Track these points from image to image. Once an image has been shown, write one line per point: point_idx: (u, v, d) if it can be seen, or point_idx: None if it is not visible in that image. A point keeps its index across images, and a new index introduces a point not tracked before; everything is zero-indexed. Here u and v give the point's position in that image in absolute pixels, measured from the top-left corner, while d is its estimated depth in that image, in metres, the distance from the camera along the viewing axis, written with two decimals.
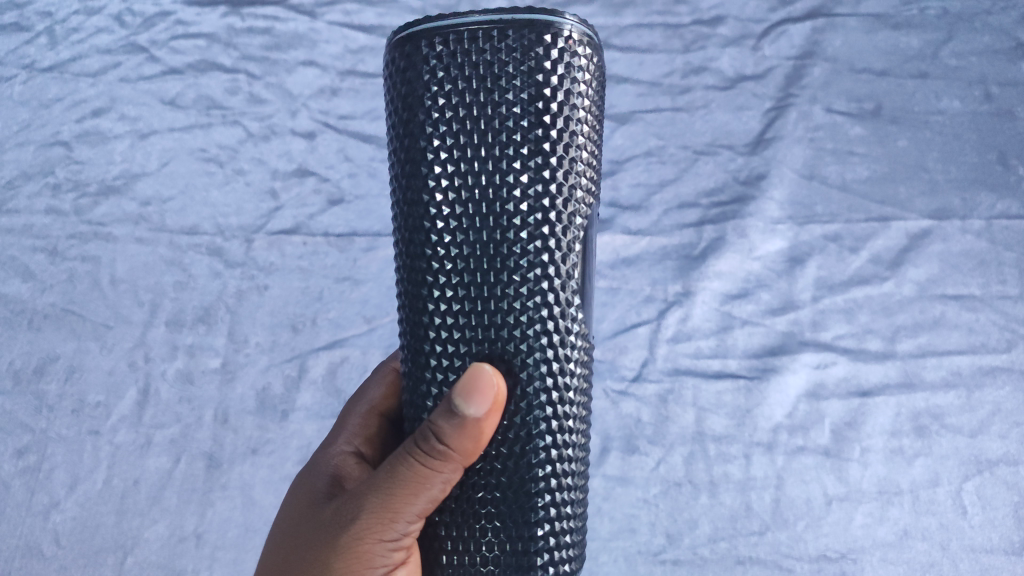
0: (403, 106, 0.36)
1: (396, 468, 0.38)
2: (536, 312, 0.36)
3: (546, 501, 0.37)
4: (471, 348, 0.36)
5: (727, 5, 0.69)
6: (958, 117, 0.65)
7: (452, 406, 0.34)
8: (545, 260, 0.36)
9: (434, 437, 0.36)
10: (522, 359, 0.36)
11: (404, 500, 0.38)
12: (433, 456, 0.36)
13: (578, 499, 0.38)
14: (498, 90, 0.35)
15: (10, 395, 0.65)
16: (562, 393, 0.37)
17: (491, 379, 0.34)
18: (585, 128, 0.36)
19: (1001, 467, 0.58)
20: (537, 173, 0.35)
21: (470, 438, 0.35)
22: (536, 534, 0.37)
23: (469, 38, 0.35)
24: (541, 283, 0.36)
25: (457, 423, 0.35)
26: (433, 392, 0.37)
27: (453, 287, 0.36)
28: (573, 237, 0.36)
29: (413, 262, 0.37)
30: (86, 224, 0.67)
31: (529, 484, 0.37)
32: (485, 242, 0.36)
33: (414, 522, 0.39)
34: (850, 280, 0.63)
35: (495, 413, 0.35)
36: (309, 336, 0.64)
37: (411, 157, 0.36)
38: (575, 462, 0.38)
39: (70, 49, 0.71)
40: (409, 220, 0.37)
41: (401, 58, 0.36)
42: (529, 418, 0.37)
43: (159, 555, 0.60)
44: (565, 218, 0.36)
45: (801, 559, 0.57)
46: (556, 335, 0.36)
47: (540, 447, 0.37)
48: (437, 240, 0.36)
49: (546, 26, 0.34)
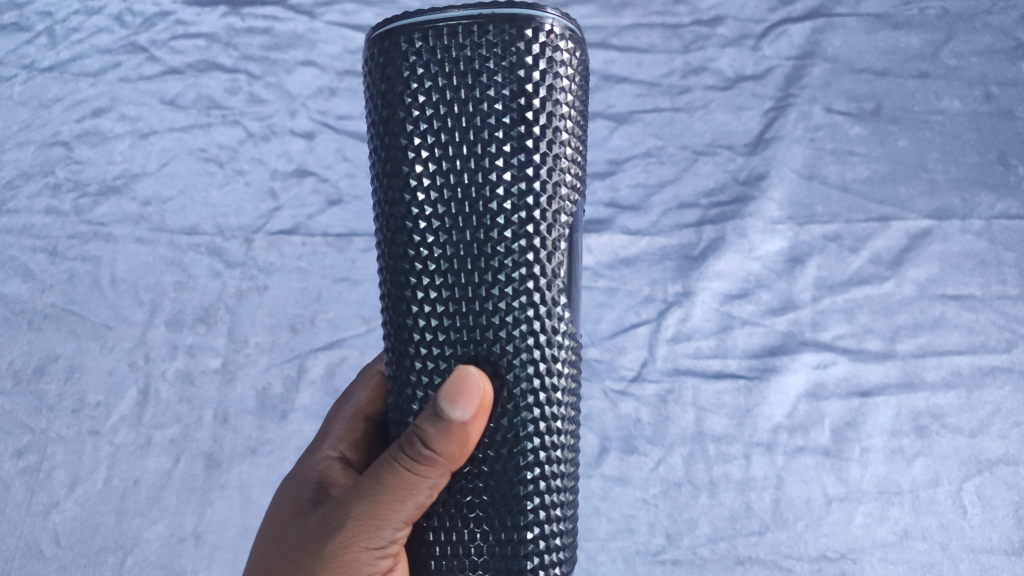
0: (383, 103, 0.36)
1: (383, 474, 0.38)
2: (522, 312, 0.36)
3: (535, 504, 0.37)
4: (456, 349, 0.36)
5: (726, 5, 0.69)
6: (958, 117, 0.65)
7: (438, 410, 0.35)
8: (531, 259, 0.36)
9: (420, 442, 0.36)
10: (508, 360, 0.36)
11: (391, 506, 0.38)
12: (420, 461, 0.36)
13: (568, 502, 0.38)
14: (479, 86, 0.35)
15: (10, 395, 0.65)
16: (550, 394, 0.37)
17: (478, 381, 0.34)
18: (569, 124, 0.36)
19: (1002, 468, 0.58)
20: (521, 171, 0.35)
21: (457, 442, 0.35)
22: (525, 538, 0.37)
23: (448, 34, 0.35)
24: (527, 283, 0.36)
25: (443, 427, 0.35)
26: (418, 395, 0.37)
27: (437, 287, 0.36)
28: (559, 235, 0.36)
29: (396, 264, 0.37)
30: (85, 224, 0.68)
31: (517, 486, 0.37)
32: (469, 242, 0.36)
33: (401, 528, 0.39)
34: (849, 280, 0.63)
35: (481, 416, 0.35)
36: (308, 336, 0.64)
37: (392, 156, 0.36)
38: (565, 463, 0.38)
39: (70, 49, 0.71)
40: (391, 221, 0.37)
41: (380, 55, 0.36)
42: (516, 420, 0.37)
43: (159, 555, 0.61)
44: (550, 216, 0.36)
45: (801, 559, 0.57)
46: (543, 336, 0.36)
47: (528, 449, 0.37)
48: (420, 240, 0.36)
49: (526, 21, 0.35)
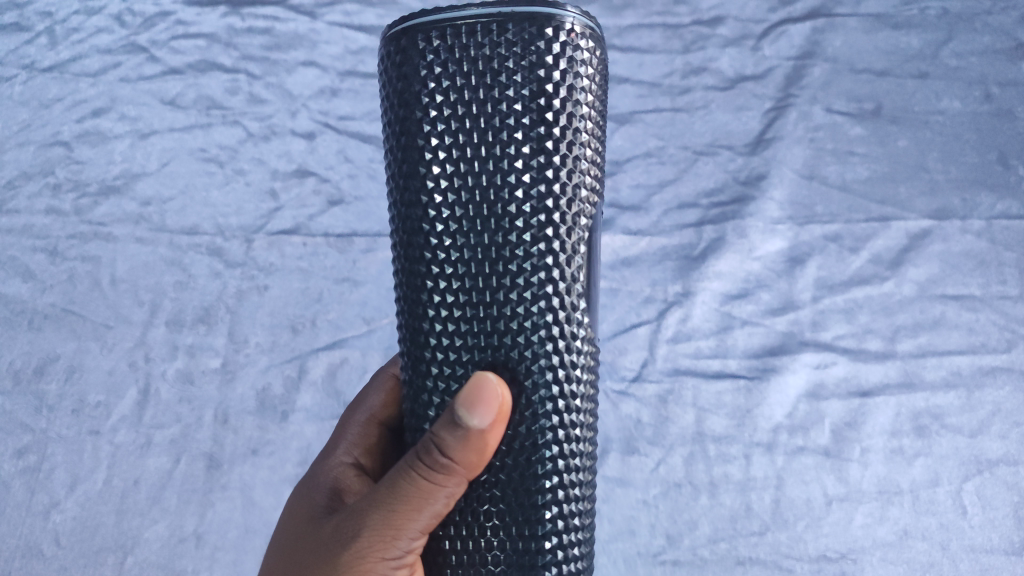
0: (399, 103, 0.36)
1: (399, 483, 0.38)
2: (540, 317, 0.36)
3: (553, 512, 0.37)
4: (474, 355, 0.36)
5: (726, 5, 0.69)
6: (958, 117, 0.65)
7: (456, 418, 0.34)
8: (550, 263, 0.36)
9: (437, 450, 0.36)
10: (526, 366, 0.36)
11: (407, 515, 0.38)
12: (436, 469, 0.36)
13: (585, 510, 0.39)
14: (498, 85, 0.35)
15: (10, 395, 0.65)
16: (569, 401, 0.37)
17: (496, 389, 0.34)
18: (588, 124, 0.36)
19: (1001, 467, 0.58)
20: (540, 173, 0.35)
21: (474, 451, 0.35)
22: (543, 547, 0.37)
23: (467, 32, 0.35)
24: (545, 288, 0.36)
25: (461, 435, 0.35)
26: (434, 402, 0.37)
27: (453, 292, 0.36)
28: (578, 239, 0.36)
29: (412, 267, 0.37)
30: (85, 224, 0.67)
31: (535, 496, 0.37)
32: (487, 245, 0.36)
33: (417, 538, 0.38)
34: (850, 280, 0.63)
35: (499, 424, 0.35)
36: (309, 336, 0.64)
37: (408, 157, 0.36)
38: (582, 471, 0.38)
39: (70, 49, 0.71)
40: (407, 224, 0.37)
41: (396, 52, 0.36)
42: (534, 428, 0.36)
43: (159, 555, 0.61)
44: (569, 219, 0.36)
45: (802, 559, 0.58)
46: (562, 341, 0.36)
47: (546, 457, 0.37)
48: (437, 243, 0.36)
49: (547, 19, 0.34)
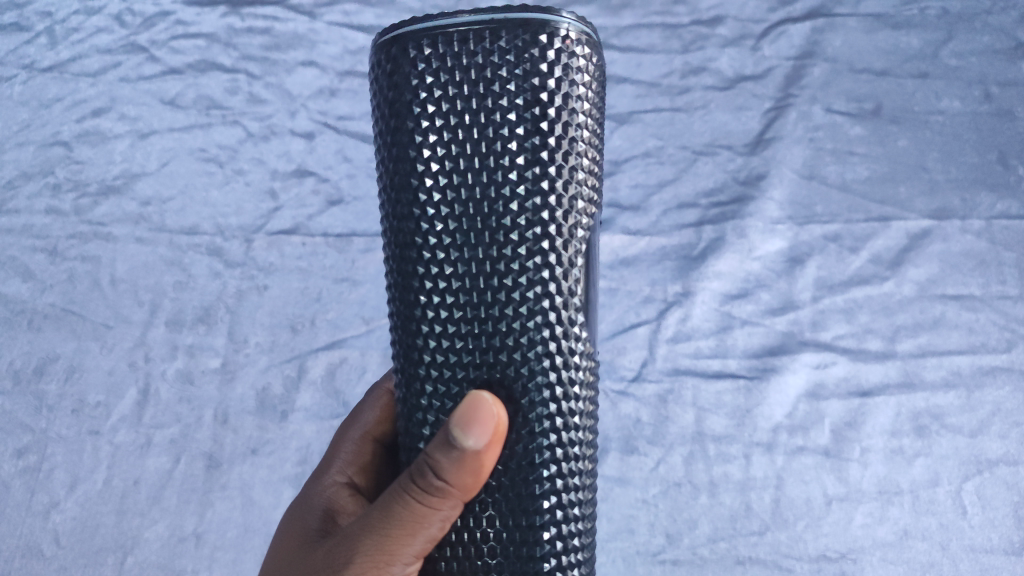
0: (390, 113, 0.36)
1: (391, 507, 0.38)
2: (537, 333, 0.36)
3: (552, 534, 0.37)
4: (469, 373, 0.36)
5: (726, 5, 0.69)
6: (957, 117, 0.65)
7: (451, 438, 0.34)
8: (546, 277, 0.36)
9: (432, 473, 0.35)
10: (523, 385, 0.36)
11: (401, 541, 0.37)
12: (431, 493, 0.36)
13: (585, 530, 0.38)
14: (492, 95, 0.35)
15: (10, 395, 0.65)
16: (567, 418, 0.37)
17: (491, 409, 0.34)
18: (585, 133, 0.36)
19: (1001, 467, 0.58)
20: (535, 184, 0.35)
21: (469, 472, 0.35)
22: (542, 569, 0.37)
23: (459, 40, 0.35)
24: (542, 302, 0.36)
25: (456, 457, 0.34)
26: (429, 420, 0.37)
27: (448, 307, 0.36)
28: (575, 251, 0.36)
29: (406, 282, 0.37)
30: (85, 224, 0.68)
31: (533, 517, 0.37)
32: (482, 259, 0.36)
33: (411, 563, 0.38)
34: (849, 280, 0.63)
35: (495, 444, 0.35)
36: (308, 336, 0.64)
37: (400, 168, 0.36)
38: (582, 490, 0.38)
39: (70, 50, 0.71)
40: (400, 238, 0.37)
41: (387, 61, 0.36)
42: (532, 446, 0.36)
43: (159, 555, 0.61)
44: (566, 232, 0.36)
45: (801, 559, 0.57)
46: (560, 357, 0.36)
47: (544, 477, 0.37)
48: (431, 257, 0.36)
49: (541, 25, 0.34)
